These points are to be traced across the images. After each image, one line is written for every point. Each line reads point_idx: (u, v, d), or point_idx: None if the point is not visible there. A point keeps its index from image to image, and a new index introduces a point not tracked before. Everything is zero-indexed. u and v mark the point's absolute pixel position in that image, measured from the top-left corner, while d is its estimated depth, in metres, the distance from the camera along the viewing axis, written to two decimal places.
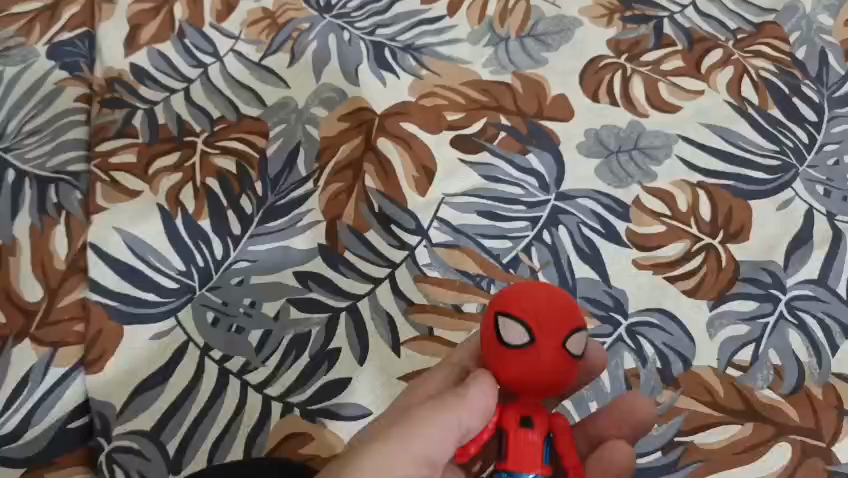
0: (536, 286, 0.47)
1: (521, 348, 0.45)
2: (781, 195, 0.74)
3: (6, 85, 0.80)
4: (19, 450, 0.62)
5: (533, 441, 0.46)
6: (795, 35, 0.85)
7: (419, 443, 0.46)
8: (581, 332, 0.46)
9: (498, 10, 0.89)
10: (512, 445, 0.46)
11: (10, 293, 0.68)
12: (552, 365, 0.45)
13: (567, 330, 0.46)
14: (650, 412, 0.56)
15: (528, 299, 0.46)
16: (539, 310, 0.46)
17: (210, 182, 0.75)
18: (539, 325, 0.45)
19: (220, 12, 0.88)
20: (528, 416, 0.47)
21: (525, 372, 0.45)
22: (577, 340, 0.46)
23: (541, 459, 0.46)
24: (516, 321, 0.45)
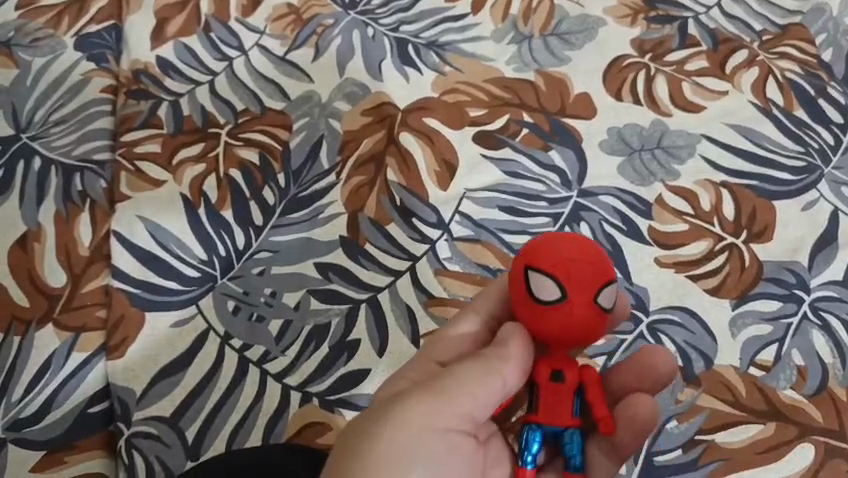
0: (565, 238, 0.49)
1: (553, 304, 0.48)
2: (805, 197, 0.74)
3: (34, 76, 0.81)
4: (41, 433, 0.63)
5: (562, 395, 0.50)
6: (821, 37, 0.85)
7: (459, 398, 0.50)
8: (612, 285, 0.49)
9: (521, 9, 0.88)
10: (543, 399, 0.51)
11: (34, 279, 0.69)
12: (585, 320, 0.47)
13: (600, 285, 0.48)
14: (670, 364, 0.56)
15: (560, 254, 0.48)
16: (572, 265, 0.48)
17: (233, 173, 0.76)
18: (571, 281, 0.47)
19: (245, 6, 0.88)
20: (558, 370, 0.50)
21: (557, 326, 0.48)
22: (606, 294, 0.48)
23: (571, 411, 0.51)
24: (550, 278, 0.48)
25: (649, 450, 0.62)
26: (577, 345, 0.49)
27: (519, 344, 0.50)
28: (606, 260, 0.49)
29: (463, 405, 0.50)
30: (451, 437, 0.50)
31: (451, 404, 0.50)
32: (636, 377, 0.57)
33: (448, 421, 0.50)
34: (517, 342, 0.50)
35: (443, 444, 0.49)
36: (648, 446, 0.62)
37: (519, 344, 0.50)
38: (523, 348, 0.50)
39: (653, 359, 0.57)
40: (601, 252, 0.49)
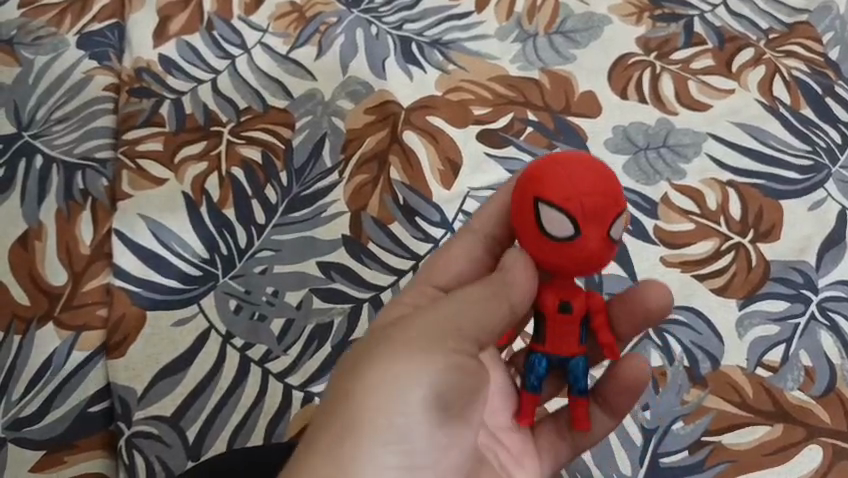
0: (576, 161, 0.44)
1: (568, 239, 0.44)
2: (813, 196, 0.73)
3: (36, 75, 0.81)
4: (40, 432, 0.63)
5: (570, 326, 0.47)
6: (828, 35, 0.84)
7: (460, 325, 0.45)
8: (625, 213, 0.45)
9: (526, 7, 0.88)
10: (548, 331, 0.47)
11: (35, 278, 0.69)
12: (600, 254, 0.44)
13: (613, 216, 0.44)
14: (665, 298, 0.52)
15: (572, 182, 0.43)
16: (587, 196, 0.43)
17: (235, 171, 0.75)
18: (585, 217, 0.43)
19: (249, 5, 0.88)
20: (566, 300, 0.47)
21: (573, 260, 0.44)
22: (621, 222, 0.45)
23: (578, 341, 0.47)
24: (560, 212, 0.43)
25: (654, 451, 0.61)
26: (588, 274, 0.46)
27: (526, 268, 0.46)
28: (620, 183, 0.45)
29: (464, 332, 0.45)
30: (455, 370, 0.44)
31: (452, 333, 0.44)
32: (639, 312, 0.52)
33: (449, 352, 0.44)
34: (520, 271, 0.46)
35: (447, 379, 0.43)
36: (654, 448, 0.62)
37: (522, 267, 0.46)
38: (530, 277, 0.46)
39: (652, 295, 0.52)
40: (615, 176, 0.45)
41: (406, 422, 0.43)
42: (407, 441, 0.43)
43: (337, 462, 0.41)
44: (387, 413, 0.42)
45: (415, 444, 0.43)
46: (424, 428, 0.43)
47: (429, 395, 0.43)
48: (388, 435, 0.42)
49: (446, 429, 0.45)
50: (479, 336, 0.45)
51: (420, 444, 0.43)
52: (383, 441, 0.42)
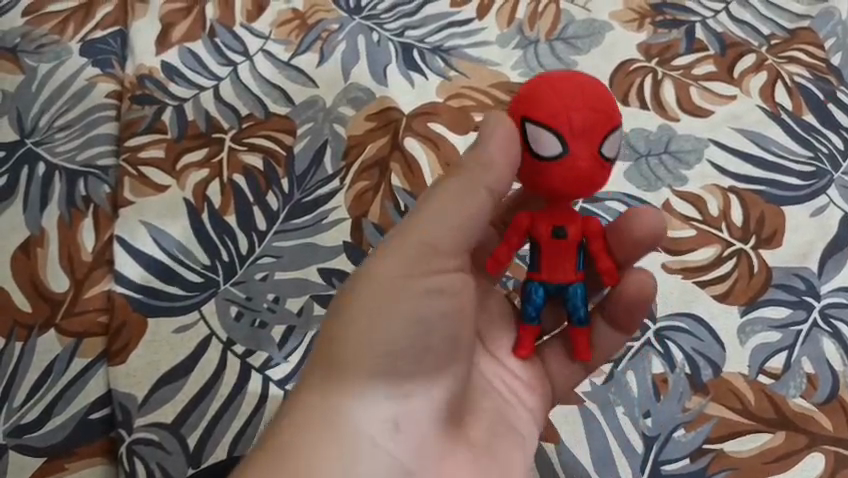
0: (567, 82, 0.48)
1: (558, 157, 0.47)
2: (815, 202, 0.73)
3: (39, 82, 0.81)
4: (41, 439, 0.63)
5: (565, 250, 0.50)
6: (830, 41, 0.84)
7: (438, 241, 0.49)
8: (615, 134, 0.48)
9: (527, 13, 0.88)
10: (545, 258, 0.50)
11: (37, 284, 0.69)
12: (590, 172, 0.47)
13: (604, 136, 0.47)
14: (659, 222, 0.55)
15: (564, 105, 0.47)
16: (578, 118, 0.46)
17: (236, 178, 0.75)
18: (574, 135, 0.46)
19: (251, 12, 0.88)
20: (560, 226, 0.50)
21: (566, 181, 0.47)
22: (612, 142, 0.48)
23: (575, 266, 0.50)
24: (553, 133, 0.47)
25: (655, 459, 0.61)
26: (583, 194, 0.49)
27: (506, 142, 0.47)
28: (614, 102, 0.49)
29: (443, 248, 0.49)
30: (437, 285, 0.49)
31: (432, 251, 0.49)
32: (632, 240, 0.54)
33: (430, 268, 0.49)
34: (498, 141, 0.47)
35: (429, 293, 0.49)
36: (655, 455, 0.61)
37: (505, 148, 0.48)
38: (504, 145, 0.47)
39: (642, 221, 0.54)
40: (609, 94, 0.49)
41: (392, 335, 0.48)
42: (395, 351, 0.48)
43: (331, 375, 0.49)
44: (373, 328, 0.48)
45: (404, 354, 0.49)
46: (409, 338, 0.49)
47: (412, 310, 0.48)
48: (375, 347, 0.48)
49: (434, 337, 0.50)
50: (461, 246, 0.50)
51: (409, 353, 0.49)
52: (371, 352, 0.48)
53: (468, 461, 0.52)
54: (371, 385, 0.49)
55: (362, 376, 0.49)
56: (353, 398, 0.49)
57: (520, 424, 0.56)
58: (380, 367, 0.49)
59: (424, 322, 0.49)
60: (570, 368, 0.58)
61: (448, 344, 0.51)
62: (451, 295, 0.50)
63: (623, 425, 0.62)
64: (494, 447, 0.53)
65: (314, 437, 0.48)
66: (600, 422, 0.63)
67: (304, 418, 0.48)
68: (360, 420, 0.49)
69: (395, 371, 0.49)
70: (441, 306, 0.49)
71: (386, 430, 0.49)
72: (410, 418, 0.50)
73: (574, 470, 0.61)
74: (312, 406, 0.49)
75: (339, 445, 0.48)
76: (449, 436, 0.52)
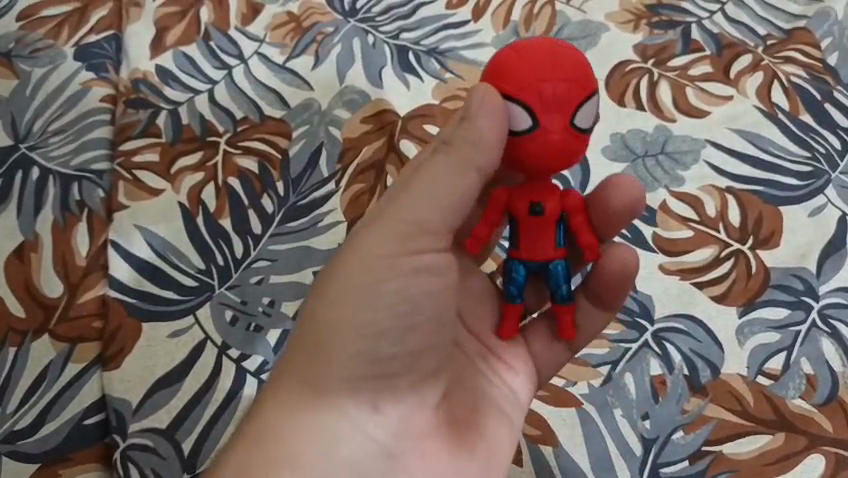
0: (536, 51, 0.46)
1: (529, 131, 0.46)
2: (812, 203, 0.73)
3: (33, 87, 0.81)
4: (34, 446, 0.62)
5: (544, 227, 0.50)
6: (826, 41, 0.84)
7: (423, 220, 0.48)
8: (588, 103, 0.46)
9: (523, 15, 0.87)
10: (524, 236, 0.50)
11: (31, 290, 0.69)
12: (562, 146, 0.46)
13: (574, 106, 0.46)
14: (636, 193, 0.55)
15: (532, 76, 0.45)
16: (546, 90, 0.45)
17: (231, 181, 0.75)
18: (543, 108, 0.45)
19: (246, 15, 0.87)
20: (538, 202, 0.49)
21: (538, 154, 0.46)
22: (584, 112, 0.46)
23: (555, 243, 0.50)
24: (522, 107, 0.46)
25: (654, 461, 0.61)
26: (562, 168, 0.48)
27: (496, 114, 0.45)
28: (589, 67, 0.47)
29: (428, 227, 0.48)
30: (422, 265, 0.48)
31: (417, 230, 0.48)
32: (611, 213, 0.54)
33: (415, 248, 0.48)
34: (487, 117, 0.45)
35: (412, 274, 0.48)
36: (654, 458, 0.61)
37: (495, 122, 0.45)
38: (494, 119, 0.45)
39: (620, 192, 0.54)
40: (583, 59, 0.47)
41: (374, 318, 0.48)
42: (379, 334, 0.48)
43: (312, 360, 0.48)
44: (354, 312, 0.48)
45: (388, 336, 0.48)
46: (392, 320, 0.48)
47: (394, 291, 0.48)
48: (357, 332, 0.48)
49: (418, 317, 0.49)
50: (447, 224, 0.48)
51: (393, 335, 0.49)
52: (353, 337, 0.48)
53: (449, 440, 0.53)
54: (354, 370, 0.49)
55: (344, 362, 0.48)
56: (335, 383, 0.49)
57: (505, 404, 0.56)
58: (363, 352, 0.48)
59: (407, 303, 0.49)
60: (555, 347, 0.58)
61: (432, 323, 0.50)
62: (435, 275, 0.49)
63: (621, 427, 0.62)
64: (477, 425, 0.54)
65: (297, 424, 0.49)
66: (597, 421, 0.62)
67: (286, 404, 0.49)
68: (342, 403, 0.50)
69: (379, 355, 0.49)
70: (425, 286, 0.49)
71: (367, 411, 0.50)
72: (392, 398, 0.51)
73: (572, 472, 0.61)
74: (293, 391, 0.49)
75: (321, 429, 0.49)
76: (432, 415, 0.53)
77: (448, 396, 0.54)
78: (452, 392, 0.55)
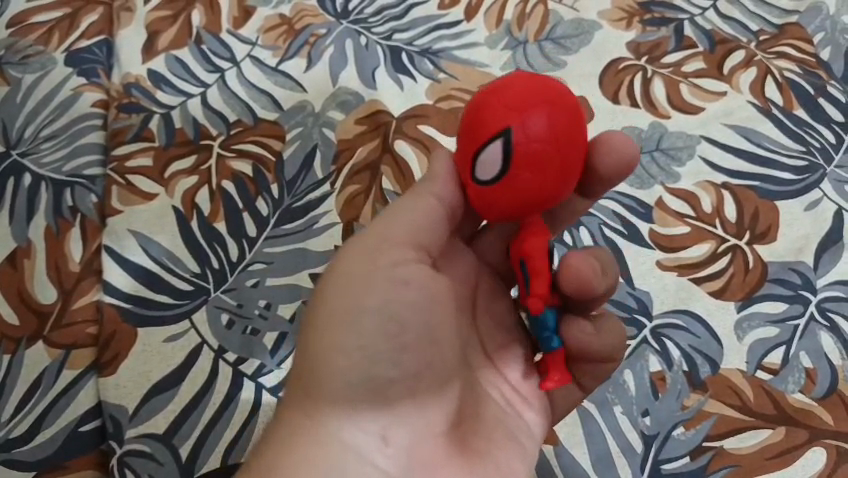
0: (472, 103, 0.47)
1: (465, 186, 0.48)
2: (808, 196, 0.73)
3: (25, 93, 0.80)
4: (31, 454, 0.62)
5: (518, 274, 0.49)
6: (819, 36, 0.84)
7: (393, 236, 0.49)
8: (493, 146, 0.44)
9: (516, 14, 0.87)
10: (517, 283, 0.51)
11: (24, 297, 0.68)
12: (483, 197, 0.46)
13: (477, 155, 0.45)
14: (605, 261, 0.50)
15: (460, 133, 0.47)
16: (463, 146, 0.46)
17: (225, 184, 0.74)
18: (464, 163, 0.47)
19: (238, 18, 0.87)
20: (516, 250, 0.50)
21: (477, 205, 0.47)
22: (493, 155, 0.44)
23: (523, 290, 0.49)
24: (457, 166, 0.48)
25: (655, 458, 0.61)
26: (527, 210, 0.45)
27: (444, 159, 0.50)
28: (535, 100, 0.44)
29: (399, 241, 0.49)
30: (401, 277, 0.48)
31: (389, 244, 0.49)
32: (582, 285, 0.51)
33: (391, 262, 0.48)
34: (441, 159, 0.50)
35: (391, 287, 0.47)
36: (655, 454, 0.61)
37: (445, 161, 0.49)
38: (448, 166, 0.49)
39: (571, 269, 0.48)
40: (523, 97, 0.44)
41: (360, 336, 0.47)
42: (366, 353, 0.47)
43: (308, 388, 0.49)
44: (339, 333, 0.48)
45: (377, 355, 0.47)
46: (379, 336, 0.47)
47: (377, 307, 0.47)
48: (344, 352, 0.47)
49: (410, 334, 0.48)
50: (419, 240, 0.49)
51: (384, 353, 0.47)
52: (342, 358, 0.47)
53: (464, 469, 0.49)
54: (350, 393, 0.48)
55: (338, 385, 0.48)
56: (333, 407, 0.48)
57: (520, 433, 0.53)
58: (355, 373, 0.47)
59: (394, 318, 0.47)
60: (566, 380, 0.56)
61: (425, 342, 0.48)
62: (422, 288, 0.48)
63: (622, 426, 0.62)
64: (491, 452, 0.51)
65: (300, 454, 0.47)
66: (599, 422, 0.62)
67: (287, 435, 0.48)
68: (349, 430, 0.48)
69: (373, 375, 0.48)
70: (412, 299, 0.48)
71: (375, 437, 0.49)
72: (401, 424, 0.49)
73: (572, 470, 0.60)
74: (296, 420, 0.49)
75: (327, 459, 0.48)
76: (445, 443, 0.50)
77: (464, 424, 0.51)
78: (466, 420, 0.51)
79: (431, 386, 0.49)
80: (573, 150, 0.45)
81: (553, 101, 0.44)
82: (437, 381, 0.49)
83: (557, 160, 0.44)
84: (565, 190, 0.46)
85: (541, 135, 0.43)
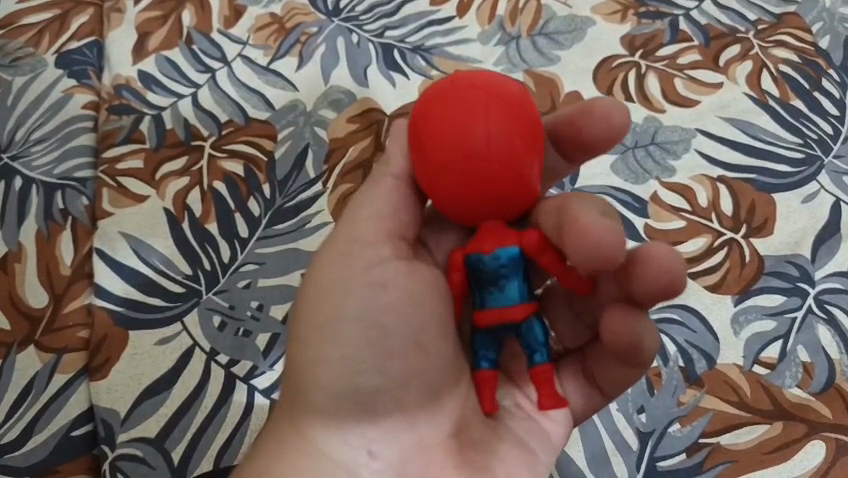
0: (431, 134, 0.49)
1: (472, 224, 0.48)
2: (805, 188, 0.72)
3: (15, 95, 0.80)
4: (23, 459, 0.62)
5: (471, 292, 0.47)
6: (817, 25, 0.83)
7: (365, 234, 0.48)
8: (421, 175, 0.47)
9: (508, 10, 0.86)
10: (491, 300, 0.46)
11: (16, 301, 0.68)
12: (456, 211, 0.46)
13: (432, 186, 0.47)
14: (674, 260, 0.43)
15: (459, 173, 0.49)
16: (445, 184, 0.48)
17: (216, 185, 0.74)
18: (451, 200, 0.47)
19: (228, 18, 0.86)
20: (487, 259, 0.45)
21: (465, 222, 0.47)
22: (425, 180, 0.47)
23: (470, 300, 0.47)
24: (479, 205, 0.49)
25: (651, 455, 0.60)
26: (466, 216, 0.46)
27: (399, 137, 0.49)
28: (427, 123, 0.45)
29: (371, 238, 0.48)
30: (379, 279, 0.47)
31: (361, 247, 0.48)
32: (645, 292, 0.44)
33: (367, 263, 0.47)
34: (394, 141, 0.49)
35: (366, 292, 0.47)
36: (651, 452, 0.60)
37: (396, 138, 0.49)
38: (398, 145, 0.49)
39: (652, 262, 0.43)
40: (415, 131, 0.46)
41: (341, 346, 0.47)
42: (347, 363, 0.47)
43: (296, 396, 0.49)
44: (318, 344, 0.48)
45: (356, 362, 0.47)
46: (358, 345, 0.47)
47: (353, 316, 0.47)
48: (325, 362, 0.47)
49: (392, 340, 0.47)
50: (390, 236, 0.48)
51: (364, 362, 0.47)
52: (324, 369, 0.48)
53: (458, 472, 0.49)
54: (333, 402, 0.48)
55: (322, 396, 0.48)
56: (319, 417, 0.49)
57: (535, 443, 0.51)
58: (338, 383, 0.48)
59: (374, 326, 0.47)
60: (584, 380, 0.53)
61: (410, 348, 0.47)
62: (401, 292, 0.47)
63: (618, 424, 0.61)
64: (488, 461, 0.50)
65: (288, 462, 0.49)
66: (594, 421, 0.61)
67: (278, 441, 0.50)
68: (337, 443, 0.49)
69: (355, 385, 0.48)
70: (390, 303, 0.47)
71: (362, 451, 0.49)
72: (387, 437, 0.49)
73: (568, 470, 0.60)
74: (287, 430, 0.50)
75: (313, 466, 0.49)
76: (440, 454, 0.49)
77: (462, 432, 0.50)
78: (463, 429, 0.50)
79: (421, 394, 0.49)
80: (446, 136, 0.44)
81: (420, 107, 0.46)
82: (427, 389, 0.49)
83: (432, 160, 0.45)
84: (477, 172, 0.44)
85: (419, 159, 0.46)
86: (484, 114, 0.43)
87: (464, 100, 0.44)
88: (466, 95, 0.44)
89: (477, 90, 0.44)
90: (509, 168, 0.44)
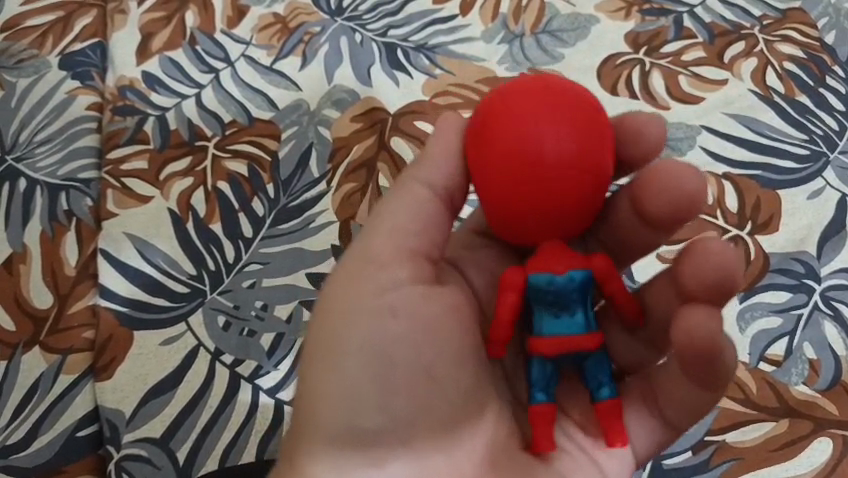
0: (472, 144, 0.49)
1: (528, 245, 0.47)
2: (811, 185, 0.71)
3: (19, 97, 0.80)
4: (28, 460, 0.62)
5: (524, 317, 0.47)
6: (823, 21, 0.82)
7: (379, 254, 0.48)
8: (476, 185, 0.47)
9: (512, 8, 0.86)
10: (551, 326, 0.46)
11: (20, 302, 0.68)
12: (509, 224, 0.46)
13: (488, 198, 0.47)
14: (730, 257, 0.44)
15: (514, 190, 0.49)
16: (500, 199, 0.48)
17: (220, 185, 0.74)
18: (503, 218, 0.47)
19: (231, 18, 0.86)
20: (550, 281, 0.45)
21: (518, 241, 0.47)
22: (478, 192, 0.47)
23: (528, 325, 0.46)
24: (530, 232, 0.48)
25: None
26: (520, 228, 0.46)
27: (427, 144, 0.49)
28: (480, 131, 0.45)
29: (385, 260, 0.48)
30: (390, 305, 0.47)
31: (375, 269, 0.48)
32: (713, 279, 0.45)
33: (377, 291, 0.47)
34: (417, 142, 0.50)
35: (375, 321, 0.47)
36: None
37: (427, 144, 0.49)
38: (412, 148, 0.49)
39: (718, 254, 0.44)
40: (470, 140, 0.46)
41: (348, 378, 0.47)
42: (356, 399, 0.47)
43: (299, 435, 0.48)
44: (326, 379, 0.47)
45: (363, 398, 0.47)
46: (365, 378, 0.47)
47: (363, 348, 0.47)
48: (332, 397, 0.47)
49: (400, 373, 0.47)
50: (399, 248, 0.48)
51: (372, 397, 0.47)
52: (331, 404, 0.47)
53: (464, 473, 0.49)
54: (338, 443, 0.47)
55: (327, 435, 0.47)
56: (321, 458, 0.47)
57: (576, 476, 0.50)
58: (344, 420, 0.47)
59: (384, 357, 0.47)
60: (650, 414, 0.52)
61: (419, 383, 0.47)
62: (412, 318, 0.47)
63: None
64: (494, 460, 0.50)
65: None
66: None
67: None
68: None
69: (357, 426, 0.47)
70: (398, 333, 0.47)
71: None
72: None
73: None
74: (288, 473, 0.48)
75: None
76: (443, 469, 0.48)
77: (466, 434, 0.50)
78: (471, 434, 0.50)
79: (427, 432, 0.48)
80: (496, 138, 0.44)
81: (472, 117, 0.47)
82: (434, 429, 0.48)
83: (487, 167, 0.45)
84: (529, 173, 0.44)
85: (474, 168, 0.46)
86: (532, 117, 0.44)
87: (513, 105, 0.45)
88: (515, 100, 0.45)
89: (526, 91, 0.45)
90: (563, 168, 0.44)
